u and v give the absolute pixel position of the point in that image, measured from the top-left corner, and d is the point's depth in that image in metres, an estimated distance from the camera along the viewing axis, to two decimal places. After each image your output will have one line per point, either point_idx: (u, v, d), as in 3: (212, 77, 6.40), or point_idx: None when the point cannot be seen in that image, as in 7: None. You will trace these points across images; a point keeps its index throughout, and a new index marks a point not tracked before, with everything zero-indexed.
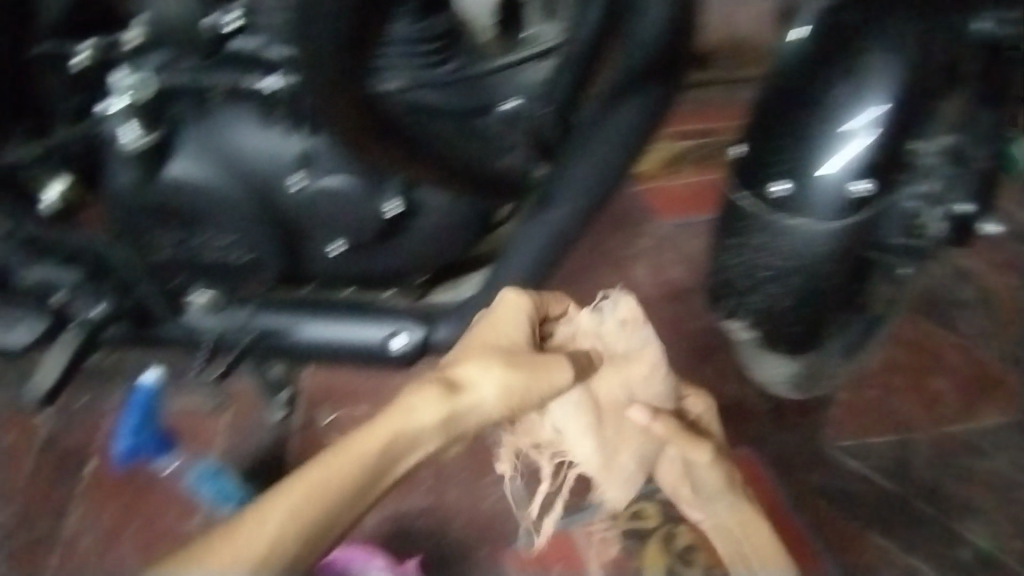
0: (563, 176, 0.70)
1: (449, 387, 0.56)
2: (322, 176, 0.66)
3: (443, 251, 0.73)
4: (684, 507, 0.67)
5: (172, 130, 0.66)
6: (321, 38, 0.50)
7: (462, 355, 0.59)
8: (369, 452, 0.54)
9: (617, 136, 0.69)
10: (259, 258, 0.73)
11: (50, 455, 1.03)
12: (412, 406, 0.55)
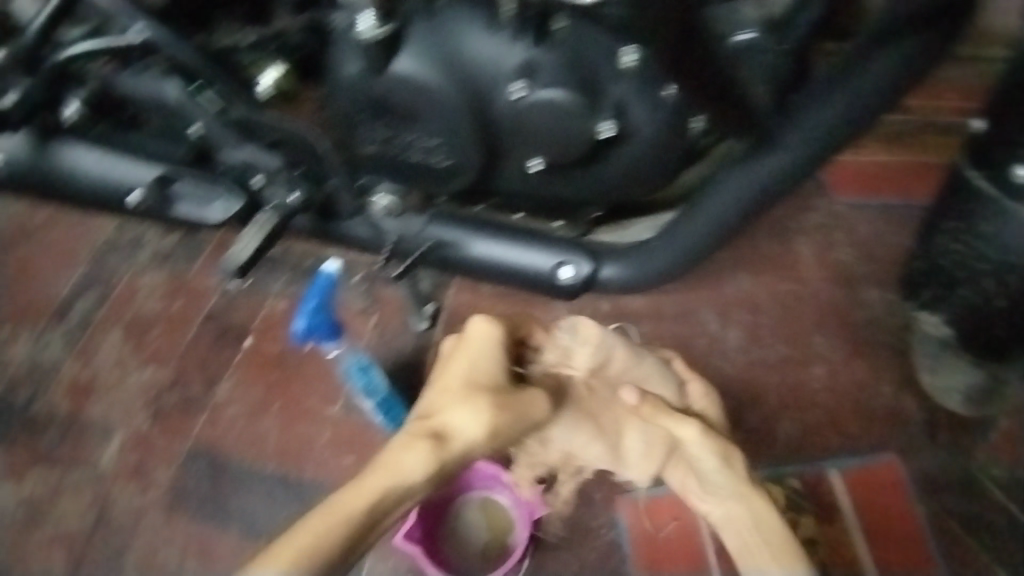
0: (795, 120, 0.68)
1: (439, 431, 0.61)
2: (546, 88, 0.61)
3: (642, 180, 0.70)
4: (697, 497, 0.72)
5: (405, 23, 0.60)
6: None
7: (440, 395, 0.67)
8: (368, 498, 0.55)
9: (873, 90, 0.66)
10: (456, 168, 0.69)
11: (213, 325, 1.12)
12: (402, 461, 0.57)
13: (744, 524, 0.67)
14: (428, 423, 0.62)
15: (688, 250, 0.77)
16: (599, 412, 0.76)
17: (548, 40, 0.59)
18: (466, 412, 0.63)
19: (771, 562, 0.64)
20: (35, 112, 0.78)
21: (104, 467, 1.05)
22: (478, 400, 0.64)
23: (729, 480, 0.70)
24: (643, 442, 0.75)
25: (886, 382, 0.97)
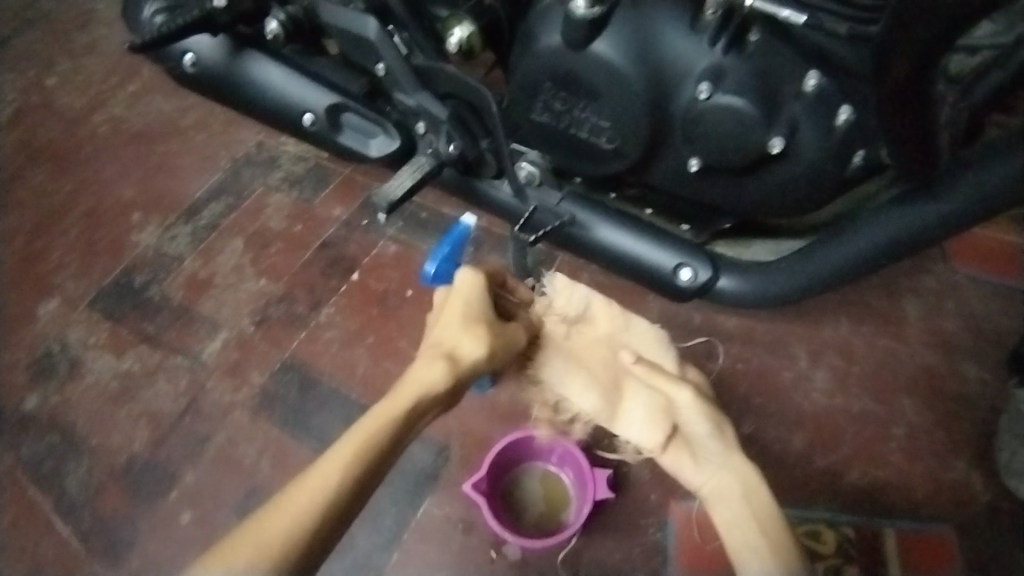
0: (968, 173, 0.64)
1: (455, 354, 0.73)
2: (727, 94, 0.63)
3: (789, 202, 0.72)
4: (688, 471, 0.74)
5: (612, 9, 0.64)
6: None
7: (445, 324, 0.76)
8: (396, 411, 0.65)
9: None
10: (617, 151, 0.73)
11: (325, 253, 1.20)
12: (427, 373, 0.69)
13: (734, 493, 0.69)
14: (442, 346, 0.73)
15: (811, 278, 0.78)
16: (595, 362, 0.89)
17: (742, 50, 0.63)
18: (472, 343, 0.74)
19: (760, 535, 0.64)
20: (237, 22, 0.87)
21: (203, 360, 1.12)
22: (480, 334, 0.76)
23: (718, 450, 0.72)
24: (642, 403, 0.82)
25: (966, 459, 0.96)
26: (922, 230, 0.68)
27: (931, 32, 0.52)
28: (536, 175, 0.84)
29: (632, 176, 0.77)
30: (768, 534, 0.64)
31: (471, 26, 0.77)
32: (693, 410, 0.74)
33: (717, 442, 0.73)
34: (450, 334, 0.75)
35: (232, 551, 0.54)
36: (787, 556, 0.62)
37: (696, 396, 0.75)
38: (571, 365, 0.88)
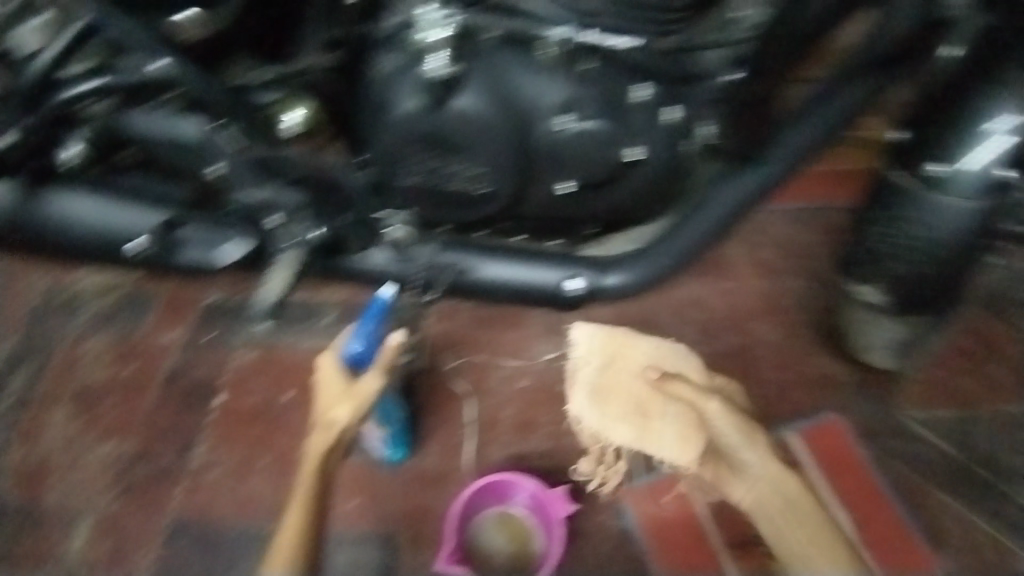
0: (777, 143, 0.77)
1: (332, 423, 0.71)
2: (587, 119, 0.70)
3: (649, 200, 0.80)
4: (730, 481, 0.78)
5: (462, 64, 0.66)
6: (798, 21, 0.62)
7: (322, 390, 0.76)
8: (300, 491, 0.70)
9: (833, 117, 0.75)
10: (493, 193, 0.75)
11: (174, 387, 1.05)
12: (308, 449, 0.71)
13: (774, 502, 0.74)
14: (320, 421, 0.72)
15: (678, 260, 0.86)
16: (626, 389, 0.89)
17: (585, 78, 0.67)
18: (342, 405, 0.72)
19: (811, 547, 0.70)
20: (25, 158, 0.76)
21: (70, 565, 0.93)
22: (345, 394, 0.73)
23: (758, 464, 0.76)
24: (675, 420, 0.85)
25: (821, 354, 1.13)
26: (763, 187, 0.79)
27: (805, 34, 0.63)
28: (405, 235, 0.83)
29: (506, 214, 0.80)
30: (816, 542, 0.71)
31: (306, 106, 0.75)
32: (726, 426, 0.78)
33: (759, 455, 0.76)
34: (329, 400, 0.74)
35: None
36: (834, 556, 0.70)
37: (727, 409, 0.79)
38: (593, 405, 0.89)
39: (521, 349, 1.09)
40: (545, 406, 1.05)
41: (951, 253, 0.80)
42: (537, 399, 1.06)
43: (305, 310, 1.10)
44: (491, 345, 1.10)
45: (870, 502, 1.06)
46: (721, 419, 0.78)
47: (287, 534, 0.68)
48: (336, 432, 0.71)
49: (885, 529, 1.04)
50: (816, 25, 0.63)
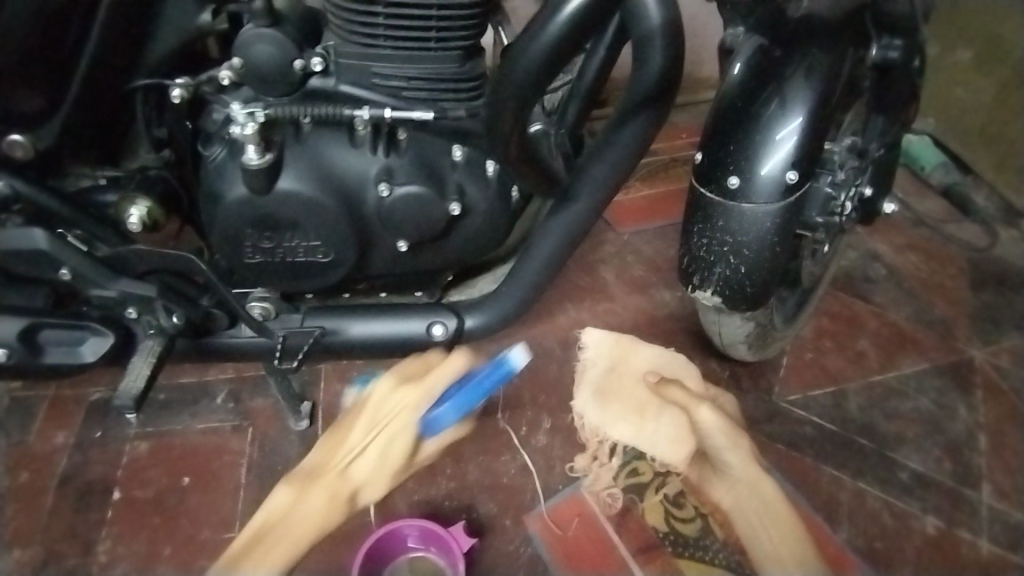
0: (585, 175, 0.82)
1: (355, 497, 0.81)
2: (404, 183, 0.76)
3: (486, 244, 0.86)
4: (714, 481, 0.97)
5: (280, 150, 0.74)
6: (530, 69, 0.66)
7: (353, 438, 0.84)
8: (305, 528, 0.76)
9: (631, 145, 0.80)
10: (335, 260, 0.80)
11: (70, 488, 1.06)
12: (312, 498, 0.78)
13: (751, 501, 0.92)
14: (348, 487, 0.81)
15: (529, 292, 0.90)
16: (626, 392, 1.06)
17: (394, 148, 0.76)
18: (378, 483, 0.82)
19: (779, 546, 0.87)
20: None
21: None
22: (386, 476, 0.82)
23: (742, 465, 0.94)
24: (665, 423, 1.02)
25: (698, 359, 1.24)
26: (584, 221, 0.85)
27: (522, 94, 0.68)
28: (270, 307, 0.88)
29: (358, 275, 0.85)
30: (783, 539, 0.87)
31: (146, 202, 0.81)
32: (717, 433, 0.96)
33: (744, 457, 0.95)
34: (363, 473, 0.81)
35: None
36: (798, 556, 0.85)
37: (717, 418, 0.97)
38: (592, 404, 1.06)
39: None
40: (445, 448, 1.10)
41: (764, 249, 0.92)
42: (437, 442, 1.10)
43: (199, 392, 1.15)
44: None
45: None
46: (714, 422, 0.97)
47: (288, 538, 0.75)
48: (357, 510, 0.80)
49: None
50: (528, 88, 0.67)
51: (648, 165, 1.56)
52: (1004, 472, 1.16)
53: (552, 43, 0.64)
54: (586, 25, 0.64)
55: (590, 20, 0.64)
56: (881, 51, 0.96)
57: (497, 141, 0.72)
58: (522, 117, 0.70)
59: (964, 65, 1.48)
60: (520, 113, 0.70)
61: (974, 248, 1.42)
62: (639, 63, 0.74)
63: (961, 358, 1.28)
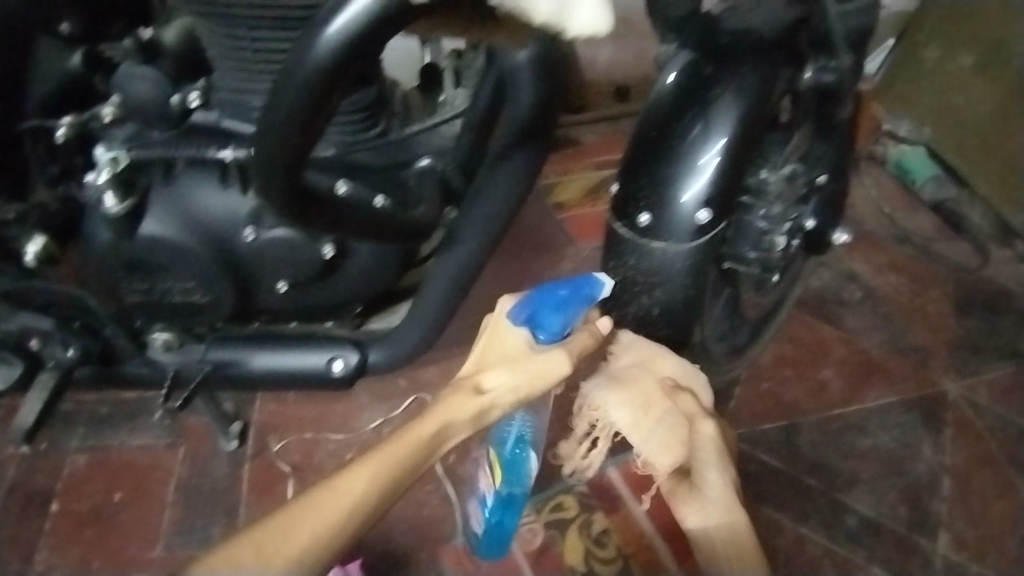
0: (468, 213, 0.82)
1: (482, 388, 0.66)
2: (270, 228, 0.79)
3: (373, 284, 0.87)
4: (682, 501, 0.67)
5: (144, 195, 0.77)
6: (291, 105, 0.54)
7: (484, 358, 0.70)
8: (426, 434, 0.62)
9: (512, 181, 0.81)
10: (214, 300, 0.84)
11: (13, 499, 1.08)
12: (454, 404, 0.64)
13: (728, 535, 0.64)
14: (471, 380, 0.66)
15: (425, 334, 0.88)
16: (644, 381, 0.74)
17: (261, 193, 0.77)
18: (506, 382, 0.66)
19: None
20: None
21: None
22: (511, 364, 0.67)
23: (720, 488, 0.66)
24: (674, 429, 0.70)
25: None
26: (472, 263, 0.83)
27: (286, 137, 0.56)
28: (171, 337, 0.88)
29: (248, 310, 0.88)
30: None
31: (43, 237, 0.79)
32: (711, 445, 0.68)
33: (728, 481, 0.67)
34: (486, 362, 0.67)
35: (233, 546, 0.53)
36: None
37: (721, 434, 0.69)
38: (608, 383, 0.74)
39: (348, 420, 1.14)
40: None
41: (677, 292, 0.86)
42: None
43: (139, 407, 1.17)
44: (317, 423, 1.14)
45: None
46: (712, 437, 0.68)
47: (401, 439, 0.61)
48: (485, 401, 0.65)
49: None
50: (297, 143, 0.57)
51: (609, 177, 1.50)
52: (966, 520, 1.07)
53: (310, 85, 0.52)
54: (349, 65, 0.52)
55: (352, 59, 0.51)
56: (816, 74, 0.86)
57: (265, 184, 0.60)
58: (296, 158, 0.58)
59: (964, 71, 1.41)
60: (293, 153, 0.58)
61: (959, 270, 1.36)
62: (510, 103, 0.77)
63: (934, 393, 1.20)
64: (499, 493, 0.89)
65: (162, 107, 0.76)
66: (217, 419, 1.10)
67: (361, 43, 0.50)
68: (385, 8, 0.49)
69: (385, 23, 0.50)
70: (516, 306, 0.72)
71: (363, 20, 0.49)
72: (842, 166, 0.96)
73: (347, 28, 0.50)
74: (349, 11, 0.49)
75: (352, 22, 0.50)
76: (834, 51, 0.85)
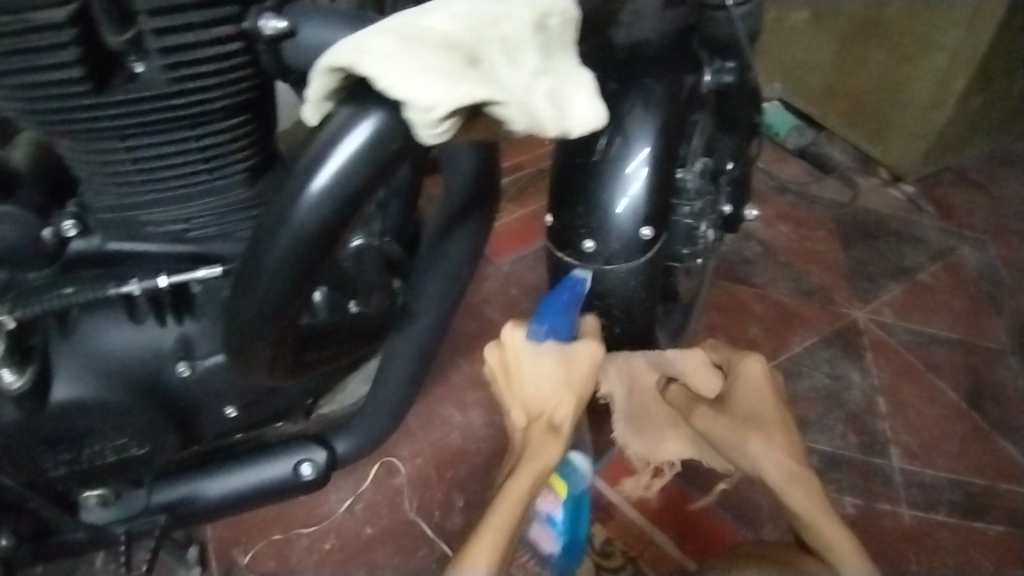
0: (419, 290, 0.75)
1: (555, 423, 0.62)
2: (205, 355, 0.72)
3: (325, 377, 0.83)
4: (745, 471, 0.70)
5: (45, 357, 0.67)
6: (272, 267, 0.49)
7: (518, 392, 0.64)
8: (523, 493, 0.59)
9: (464, 248, 0.74)
10: (151, 450, 0.75)
11: None
12: (538, 454, 0.60)
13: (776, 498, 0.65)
14: (539, 418, 0.62)
15: (394, 412, 0.84)
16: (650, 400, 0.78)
17: (183, 320, 0.70)
18: (567, 398, 0.62)
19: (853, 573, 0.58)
20: None
21: None
22: (565, 384, 0.62)
23: (760, 458, 0.66)
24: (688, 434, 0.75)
25: None
26: (432, 333, 0.78)
27: (274, 290, 0.50)
28: (105, 493, 0.78)
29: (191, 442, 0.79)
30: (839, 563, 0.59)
31: None
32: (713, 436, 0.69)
33: (768, 449, 0.66)
34: (543, 396, 0.62)
35: None
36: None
37: (714, 415, 0.70)
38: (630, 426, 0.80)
39: (316, 508, 1.08)
40: (357, 558, 1.04)
41: (633, 305, 0.87)
42: (347, 554, 1.04)
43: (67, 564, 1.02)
44: (282, 521, 1.06)
45: (686, 516, 1.09)
46: (715, 424, 0.69)
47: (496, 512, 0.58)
48: (567, 433, 0.61)
49: (708, 538, 1.07)
50: (282, 305, 0.51)
51: (508, 186, 1.52)
52: (907, 432, 1.18)
53: (309, 236, 0.48)
54: (352, 208, 0.48)
55: (352, 203, 0.47)
56: (715, 76, 0.92)
57: (255, 344, 0.54)
58: (293, 305, 0.52)
59: (801, 29, 1.57)
60: (286, 302, 0.51)
61: (834, 207, 1.52)
62: (451, 172, 0.70)
63: (847, 323, 1.32)
64: (568, 504, 0.84)
65: (36, 245, 0.64)
66: (171, 550, 0.99)
67: (357, 188, 0.47)
68: (385, 145, 0.45)
69: (379, 166, 0.47)
70: (527, 327, 0.64)
71: (357, 163, 0.46)
72: (744, 151, 1.02)
73: (347, 174, 0.46)
74: (342, 154, 0.45)
75: (347, 166, 0.46)
76: (729, 53, 0.91)
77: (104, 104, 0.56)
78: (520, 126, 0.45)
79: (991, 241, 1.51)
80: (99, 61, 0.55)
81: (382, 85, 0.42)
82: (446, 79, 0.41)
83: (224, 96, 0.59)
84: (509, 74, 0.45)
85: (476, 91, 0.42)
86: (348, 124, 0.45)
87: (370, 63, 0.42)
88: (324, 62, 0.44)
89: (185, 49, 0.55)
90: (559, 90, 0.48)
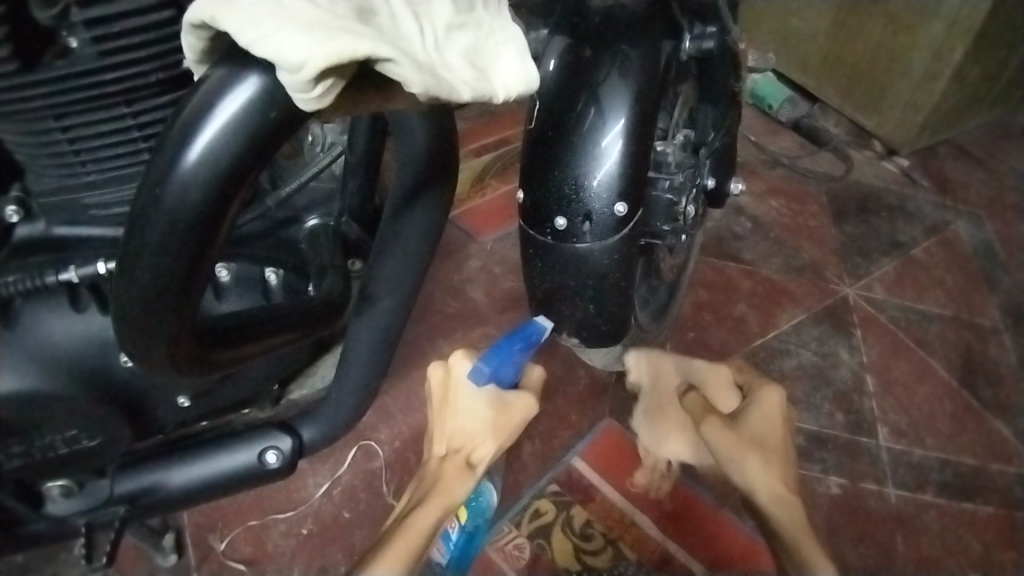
0: (376, 271, 0.73)
1: (473, 460, 0.73)
2: None
3: (288, 359, 0.83)
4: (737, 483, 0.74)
5: None
6: (165, 249, 0.44)
7: (447, 426, 0.75)
8: (430, 525, 0.68)
9: (424, 226, 0.72)
10: (107, 441, 0.73)
11: None
12: (454, 486, 0.71)
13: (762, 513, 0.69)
14: (461, 452, 0.74)
15: (362, 397, 0.82)
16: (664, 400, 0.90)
17: None
18: (489, 441, 0.73)
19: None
20: None
21: None
22: (492, 428, 0.73)
23: (753, 479, 0.70)
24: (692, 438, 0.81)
25: (584, 369, 1.20)
26: (395, 316, 0.76)
27: (167, 273, 0.45)
28: (67, 482, 0.76)
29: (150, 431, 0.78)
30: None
31: None
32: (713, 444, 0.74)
33: (764, 471, 0.70)
34: (470, 434, 0.74)
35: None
36: None
37: (722, 430, 0.73)
38: (642, 421, 0.94)
39: (294, 492, 1.06)
40: (335, 542, 1.02)
41: (608, 285, 0.84)
42: (325, 539, 1.02)
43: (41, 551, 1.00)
44: (259, 506, 1.04)
45: (669, 497, 1.07)
46: (720, 436, 0.72)
47: (402, 536, 0.67)
48: (479, 471, 0.73)
49: (691, 524, 1.05)
50: (185, 282, 0.46)
51: (490, 161, 1.48)
52: (896, 411, 1.16)
53: (193, 210, 0.43)
54: (236, 181, 0.43)
55: (231, 177, 0.42)
56: (694, 42, 0.86)
57: (152, 336, 0.49)
58: (192, 287, 0.47)
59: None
60: (181, 290, 0.47)
61: (827, 180, 1.48)
62: (401, 147, 0.66)
63: (838, 300, 1.29)
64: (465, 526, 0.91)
65: None
66: (146, 536, 0.97)
67: (241, 159, 0.42)
68: (264, 112, 0.40)
69: (271, 131, 0.42)
70: (473, 364, 0.75)
71: (237, 128, 0.40)
72: (727, 123, 0.98)
73: (223, 143, 0.41)
74: (220, 118, 0.40)
75: (223, 133, 0.40)
76: (709, 17, 0.87)
77: (29, 82, 0.53)
78: (417, 92, 0.39)
79: (986, 215, 1.47)
80: (26, 36, 0.51)
81: (244, 41, 0.37)
82: (318, 28, 0.36)
83: (159, 71, 0.56)
84: (412, 29, 0.41)
85: (356, 44, 0.36)
86: (220, 87, 0.40)
87: (230, 16, 0.37)
88: (188, 17, 0.39)
89: (114, 21, 0.52)
90: (480, 48, 0.44)
